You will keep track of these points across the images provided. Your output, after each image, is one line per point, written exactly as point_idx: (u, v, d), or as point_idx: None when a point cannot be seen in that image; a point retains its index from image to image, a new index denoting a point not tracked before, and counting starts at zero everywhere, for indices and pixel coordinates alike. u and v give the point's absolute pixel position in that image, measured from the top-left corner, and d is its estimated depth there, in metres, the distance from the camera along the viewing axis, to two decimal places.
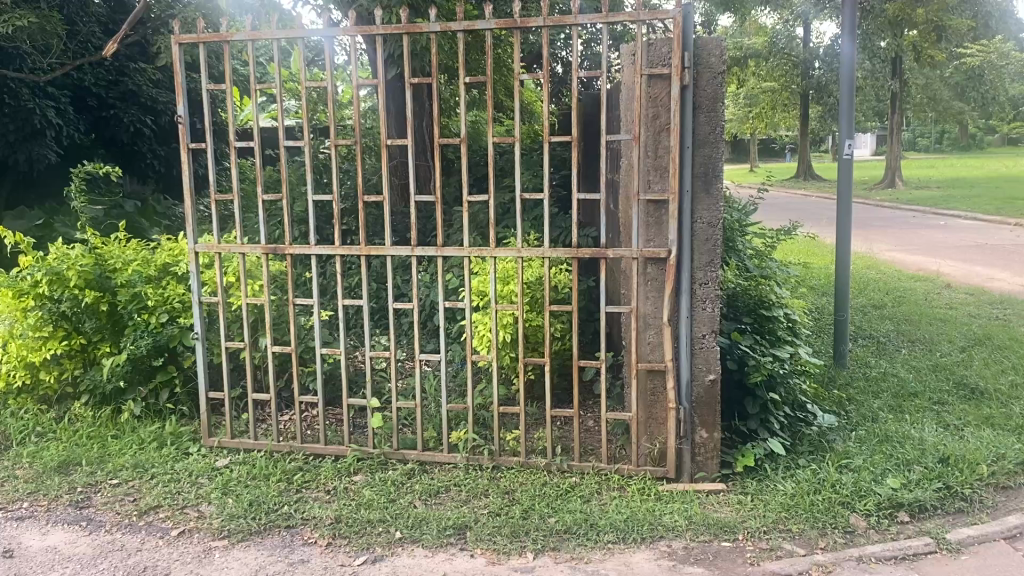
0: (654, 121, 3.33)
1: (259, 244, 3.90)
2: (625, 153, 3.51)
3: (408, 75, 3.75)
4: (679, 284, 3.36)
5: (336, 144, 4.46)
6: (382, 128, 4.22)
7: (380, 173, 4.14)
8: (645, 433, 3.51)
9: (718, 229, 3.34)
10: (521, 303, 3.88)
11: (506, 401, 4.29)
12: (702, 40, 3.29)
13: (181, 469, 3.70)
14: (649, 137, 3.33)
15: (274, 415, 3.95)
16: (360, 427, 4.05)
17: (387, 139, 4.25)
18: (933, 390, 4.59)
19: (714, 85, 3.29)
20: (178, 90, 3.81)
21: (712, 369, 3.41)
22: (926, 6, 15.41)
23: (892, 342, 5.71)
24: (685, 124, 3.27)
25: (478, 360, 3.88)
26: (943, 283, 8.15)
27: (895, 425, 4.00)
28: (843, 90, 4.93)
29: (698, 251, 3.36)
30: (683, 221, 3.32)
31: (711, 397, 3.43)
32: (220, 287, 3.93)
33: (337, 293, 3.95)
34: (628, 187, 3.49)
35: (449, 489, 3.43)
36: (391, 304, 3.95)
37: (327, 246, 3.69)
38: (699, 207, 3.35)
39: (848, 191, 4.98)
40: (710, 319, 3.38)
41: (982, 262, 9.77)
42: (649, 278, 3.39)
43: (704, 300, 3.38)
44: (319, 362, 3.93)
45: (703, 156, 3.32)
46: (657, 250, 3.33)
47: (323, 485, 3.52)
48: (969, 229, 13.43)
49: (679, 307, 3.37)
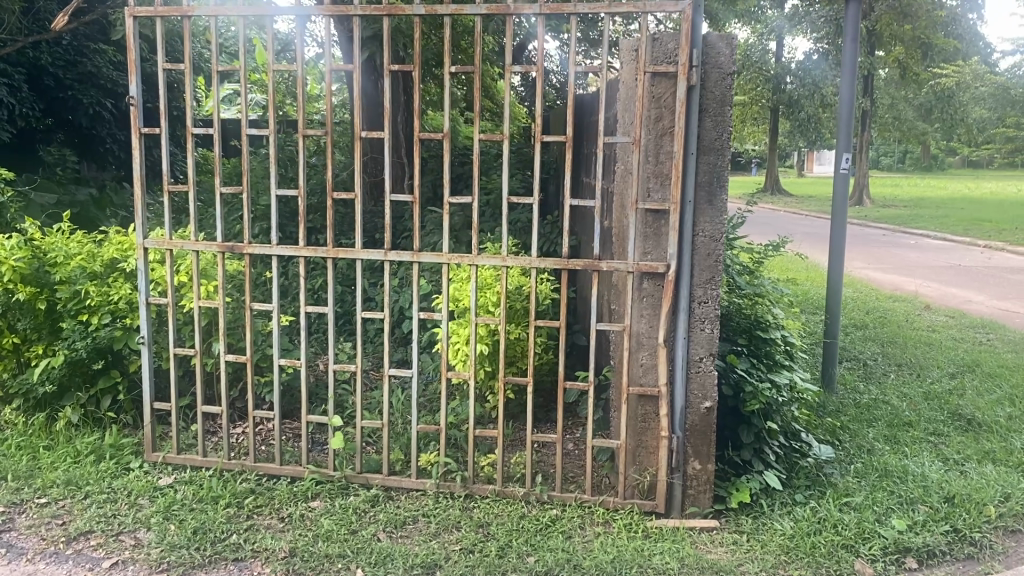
0: (656, 123, 3.05)
1: (216, 241, 3.55)
2: (623, 157, 3.24)
3: (388, 60, 3.39)
4: (677, 302, 3.07)
5: (304, 135, 4.09)
6: (356, 120, 3.85)
7: (351, 166, 3.78)
8: (633, 462, 3.23)
9: (721, 244, 3.06)
10: (502, 316, 3.58)
11: (479, 419, 3.98)
12: (712, 37, 3.01)
13: (118, 489, 3.34)
14: (650, 141, 3.06)
15: (225, 430, 3.60)
16: (320, 445, 3.72)
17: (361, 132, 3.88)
18: (928, 420, 4.38)
19: (723, 86, 3.01)
20: (131, 66, 3.43)
21: (709, 396, 3.13)
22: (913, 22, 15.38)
23: (878, 366, 5.51)
24: (690, 128, 3.00)
25: (454, 376, 3.57)
26: (921, 304, 8.02)
27: (894, 459, 3.78)
28: (843, 103, 4.70)
29: (699, 267, 3.08)
30: (684, 234, 3.04)
31: (706, 427, 3.14)
32: (171, 287, 3.56)
33: (301, 299, 3.59)
34: (624, 195, 3.21)
35: (417, 520, 3.12)
36: (360, 313, 3.60)
37: (291, 245, 3.35)
38: (701, 219, 3.07)
39: (843, 207, 4.75)
40: (709, 341, 3.10)
41: (957, 283, 9.68)
42: (645, 294, 3.11)
43: (702, 320, 3.10)
44: (276, 374, 3.59)
45: (708, 163, 3.04)
46: (654, 264, 3.05)
47: (277, 512, 3.19)
48: (939, 249, 13.40)
49: (675, 326, 3.09)
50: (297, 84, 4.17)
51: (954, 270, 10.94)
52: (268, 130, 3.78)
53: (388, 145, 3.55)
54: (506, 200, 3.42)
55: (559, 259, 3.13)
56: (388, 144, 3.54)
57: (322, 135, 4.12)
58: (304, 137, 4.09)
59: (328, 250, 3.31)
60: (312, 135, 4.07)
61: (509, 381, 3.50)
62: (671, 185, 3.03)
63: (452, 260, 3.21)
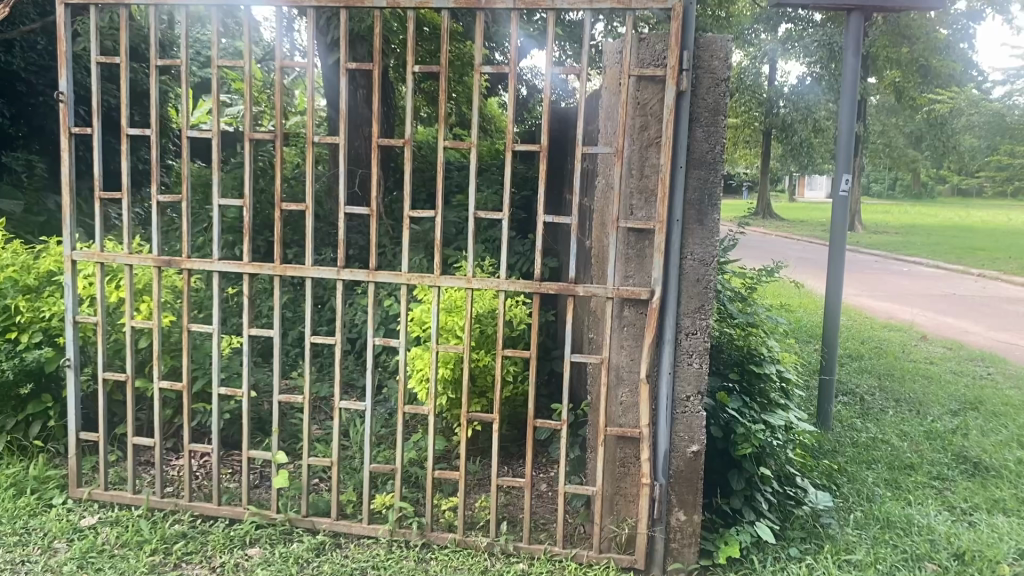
0: (642, 132, 2.73)
1: (153, 254, 3.20)
2: (604, 169, 2.91)
3: (344, 56, 3.00)
4: (662, 333, 2.75)
5: (253, 136, 3.42)
6: (309, 123, 3.35)
7: (285, 174, 3.23)
8: (610, 511, 2.89)
9: (712, 269, 2.74)
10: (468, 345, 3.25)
11: (444, 455, 3.64)
12: (705, 39, 2.70)
13: (33, 530, 2.97)
14: (634, 152, 2.73)
15: (159, 464, 3.24)
16: (265, 482, 3.37)
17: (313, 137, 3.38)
18: (931, 462, 4.05)
19: (717, 94, 2.70)
20: (60, 58, 3.11)
21: (695, 439, 2.80)
22: (911, 44, 15.23)
23: (876, 401, 5.18)
24: (679, 138, 2.68)
25: (413, 410, 3.23)
26: (917, 334, 7.73)
27: (896, 507, 3.45)
28: (843, 120, 4.40)
29: (686, 295, 2.76)
30: (670, 256, 2.72)
31: (692, 473, 2.81)
32: (103, 304, 3.21)
33: (245, 321, 3.24)
34: (605, 212, 2.89)
35: (365, 573, 2.77)
36: (309, 338, 3.24)
37: (234, 261, 3.01)
38: (690, 241, 2.75)
39: (841, 230, 4.44)
40: (696, 377, 2.78)
41: (953, 313, 9.42)
42: (626, 324, 2.78)
43: (690, 354, 2.77)
44: (216, 403, 3.25)
45: (699, 178, 2.73)
46: (637, 290, 2.72)
47: (208, 560, 2.82)
48: (932, 277, 13.16)
49: (659, 360, 2.76)
50: (245, 83, 3.55)
51: (948, 299, 10.69)
52: (212, 131, 3.32)
53: (342, 154, 3.15)
54: (474, 213, 3.04)
55: (530, 282, 2.80)
56: (343, 151, 3.15)
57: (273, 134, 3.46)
58: (254, 139, 3.41)
59: (274, 266, 2.97)
60: (262, 135, 3.40)
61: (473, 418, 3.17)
62: (657, 201, 2.71)
63: (412, 281, 2.87)
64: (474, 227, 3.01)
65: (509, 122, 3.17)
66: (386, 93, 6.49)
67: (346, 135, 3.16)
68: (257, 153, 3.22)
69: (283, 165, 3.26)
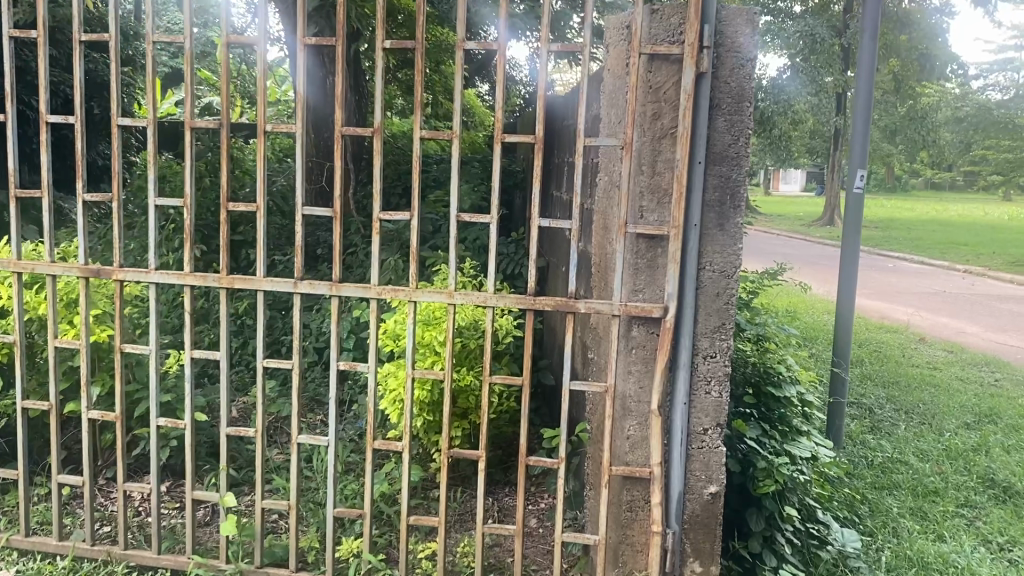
0: (653, 122, 2.32)
1: (77, 262, 2.72)
2: (608, 165, 2.51)
3: (301, 28, 2.53)
4: (676, 357, 2.34)
5: (195, 126, 2.68)
6: (263, 112, 2.66)
7: (224, 167, 2.57)
8: (614, 561, 2.49)
9: (734, 281, 2.35)
10: (449, 369, 2.70)
11: (420, 486, 3.23)
12: (727, 10, 2.29)
13: None
14: (644, 144, 2.33)
15: (88, 506, 2.79)
16: (215, 524, 2.94)
17: (265, 127, 2.70)
18: (956, 485, 3.70)
19: (741, 75, 2.30)
20: None
21: (713, 479, 2.42)
22: (908, 33, 14.89)
23: (885, 414, 4.82)
24: (697, 128, 2.28)
25: (384, 446, 2.70)
26: (914, 336, 7.43)
27: (929, 544, 3.09)
28: (858, 113, 4.01)
29: (704, 313, 2.36)
30: (686, 267, 2.31)
31: (710, 518, 2.43)
32: (20, 320, 2.75)
33: (186, 339, 2.73)
34: (610, 213, 2.49)
35: None
36: (260, 362, 2.67)
37: (173, 270, 2.56)
38: (710, 249, 2.34)
39: (854, 233, 4.05)
40: (716, 408, 2.39)
41: (947, 312, 9.14)
42: (634, 346, 2.37)
43: (708, 380, 2.38)
44: (153, 437, 2.77)
45: (720, 175, 2.33)
46: (648, 306, 2.32)
47: None
48: (920, 274, 12.91)
49: (673, 388, 2.36)
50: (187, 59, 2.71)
51: (941, 296, 10.42)
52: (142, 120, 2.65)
53: (299, 144, 2.67)
54: (458, 212, 2.48)
55: (524, 298, 2.38)
56: (301, 141, 2.67)
57: (219, 122, 2.69)
58: (194, 129, 2.69)
59: (219, 277, 2.54)
60: (205, 125, 2.67)
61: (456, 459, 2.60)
62: (671, 201, 2.31)
63: (382, 295, 2.43)
64: (457, 229, 2.49)
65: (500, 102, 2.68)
66: (358, 80, 6.06)
67: (303, 121, 2.71)
68: (190, 142, 2.61)
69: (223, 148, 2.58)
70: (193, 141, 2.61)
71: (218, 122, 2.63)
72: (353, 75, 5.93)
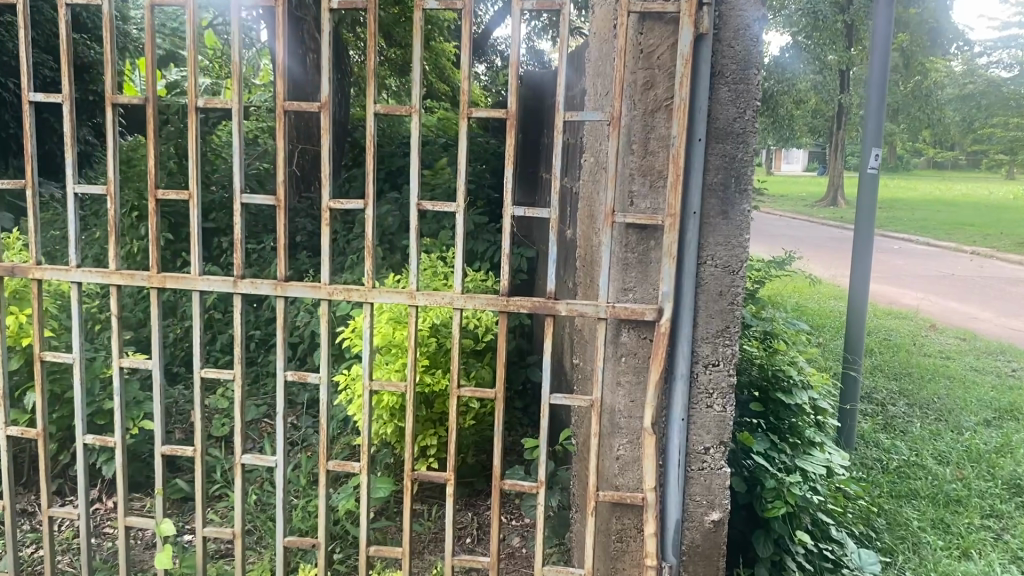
0: (645, 92, 1.98)
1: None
2: (595, 144, 2.18)
3: None
4: (672, 365, 2.03)
5: (116, 103, 2.21)
6: (189, 84, 2.17)
7: (149, 149, 2.21)
8: None
9: (739, 278, 2.03)
10: (411, 380, 2.22)
11: (390, 503, 2.93)
12: None
13: None
14: (635, 119, 1.99)
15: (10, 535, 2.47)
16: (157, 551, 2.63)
17: (197, 101, 2.23)
18: (980, 492, 3.39)
19: (747, 36, 1.97)
20: None
21: (716, 505, 2.11)
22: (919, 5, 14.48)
23: (898, 409, 4.52)
24: (696, 99, 1.95)
25: (338, 466, 2.25)
26: (925, 322, 7.13)
27: (958, 563, 2.78)
28: (873, 86, 3.67)
29: (705, 315, 2.04)
30: (684, 262, 1.99)
31: (712, 550, 2.13)
32: None
33: (112, 346, 2.31)
34: (598, 200, 2.16)
35: None
36: (197, 372, 2.27)
37: (97, 270, 2.24)
38: (711, 241, 2.02)
39: (868, 216, 3.73)
40: (719, 423, 2.08)
41: (958, 296, 8.83)
42: (624, 353, 2.05)
43: (709, 392, 2.07)
44: (80, 458, 2.41)
45: (723, 155, 2.00)
46: (639, 309, 1.99)
47: None
48: (928, 256, 12.59)
49: (670, 402, 2.04)
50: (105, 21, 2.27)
51: (950, 279, 10.11)
52: (57, 96, 2.26)
53: (236, 125, 2.17)
54: (420, 199, 2.14)
55: (496, 299, 2.05)
56: (237, 121, 2.17)
57: (144, 97, 2.23)
58: (116, 107, 2.22)
59: (149, 276, 2.21)
60: (125, 101, 2.19)
61: (421, 480, 2.26)
62: (666, 185, 1.98)
63: (335, 296, 2.12)
64: (418, 216, 2.15)
65: (465, 69, 2.11)
66: (340, 57, 5.73)
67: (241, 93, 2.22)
68: (114, 119, 2.22)
69: (150, 127, 2.20)
70: (117, 118, 2.23)
71: (142, 96, 2.20)
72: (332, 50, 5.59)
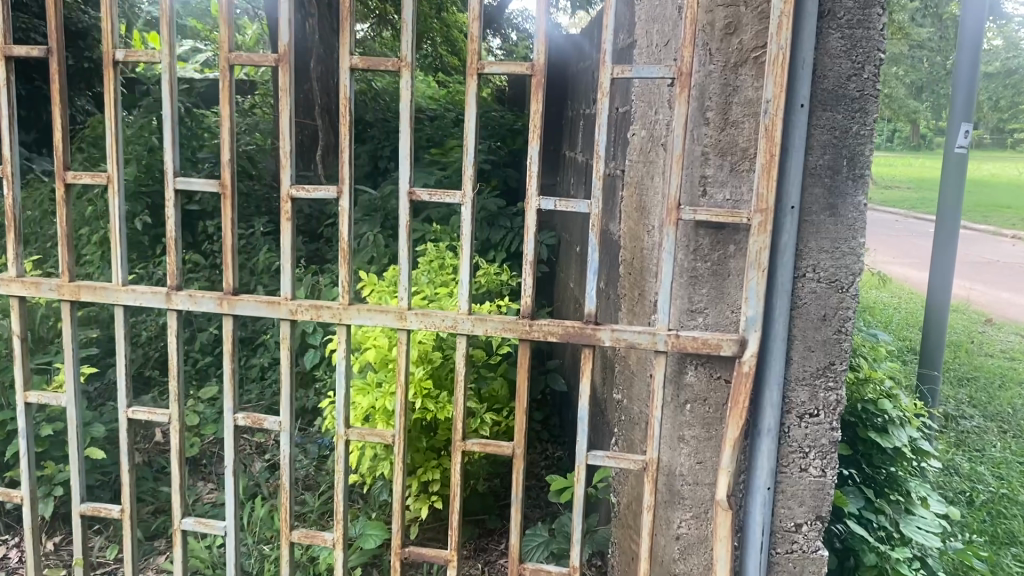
0: (727, 39, 1.42)
1: None
2: (650, 113, 1.62)
3: None
4: (756, 416, 1.48)
5: (10, 55, 1.64)
6: (105, 32, 1.61)
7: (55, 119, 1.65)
8: None
9: (850, 298, 1.48)
10: (402, 425, 1.67)
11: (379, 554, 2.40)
12: None
13: None
14: (711, 77, 1.43)
15: None
16: None
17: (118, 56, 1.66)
18: None
19: None
20: None
21: None
22: None
23: (971, 423, 3.95)
24: (799, 48, 1.38)
25: (304, 538, 1.69)
26: (980, 316, 6.52)
27: None
28: (963, 53, 3.07)
29: (802, 348, 1.50)
30: (777, 276, 1.44)
31: None
32: None
33: (16, 374, 1.77)
34: (653, 188, 1.61)
35: None
36: (123, 412, 1.71)
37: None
38: (812, 246, 1.47)
39: (950, 205, 3.16)
40: (814, 491, 1.54)
41: (1010, 287, 8.20)
42: (688, 399, 1.51)
43: (803, 450, 1.53)
44: None
45: (832, 127, 1.44)
46: (714, 340, 1.44)
47: None
48: (968, 240, 11.92)
49: (752, 464, 1.50)
50: None
51: (997, 266, 9.47)
52: None
53: (167, 87, 1.61)
54: (412, 185, 1.58)
55: (515, 323, 1.50)
56: (168, 81, 1.60)
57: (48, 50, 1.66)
58: (11, 60, 1.65)
59: (59, 285, 1.68)
60: (20, 53, 1.62)
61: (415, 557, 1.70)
62: (752, 170, 1.43)
63: (298, 315, 1.58)
64: (410, 209, 1.59)
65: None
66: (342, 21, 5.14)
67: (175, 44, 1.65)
68: (7, 77, 1.66)
69: (53, 88, 1.63)
70: (13, 76, 1.66)
71: (43, 45, 1.62)
72: (334, 12, 4.99)
